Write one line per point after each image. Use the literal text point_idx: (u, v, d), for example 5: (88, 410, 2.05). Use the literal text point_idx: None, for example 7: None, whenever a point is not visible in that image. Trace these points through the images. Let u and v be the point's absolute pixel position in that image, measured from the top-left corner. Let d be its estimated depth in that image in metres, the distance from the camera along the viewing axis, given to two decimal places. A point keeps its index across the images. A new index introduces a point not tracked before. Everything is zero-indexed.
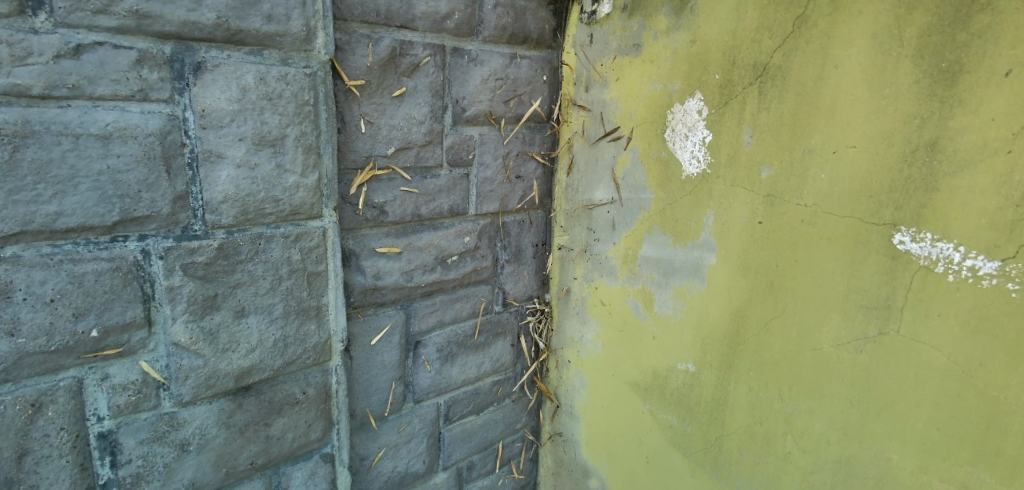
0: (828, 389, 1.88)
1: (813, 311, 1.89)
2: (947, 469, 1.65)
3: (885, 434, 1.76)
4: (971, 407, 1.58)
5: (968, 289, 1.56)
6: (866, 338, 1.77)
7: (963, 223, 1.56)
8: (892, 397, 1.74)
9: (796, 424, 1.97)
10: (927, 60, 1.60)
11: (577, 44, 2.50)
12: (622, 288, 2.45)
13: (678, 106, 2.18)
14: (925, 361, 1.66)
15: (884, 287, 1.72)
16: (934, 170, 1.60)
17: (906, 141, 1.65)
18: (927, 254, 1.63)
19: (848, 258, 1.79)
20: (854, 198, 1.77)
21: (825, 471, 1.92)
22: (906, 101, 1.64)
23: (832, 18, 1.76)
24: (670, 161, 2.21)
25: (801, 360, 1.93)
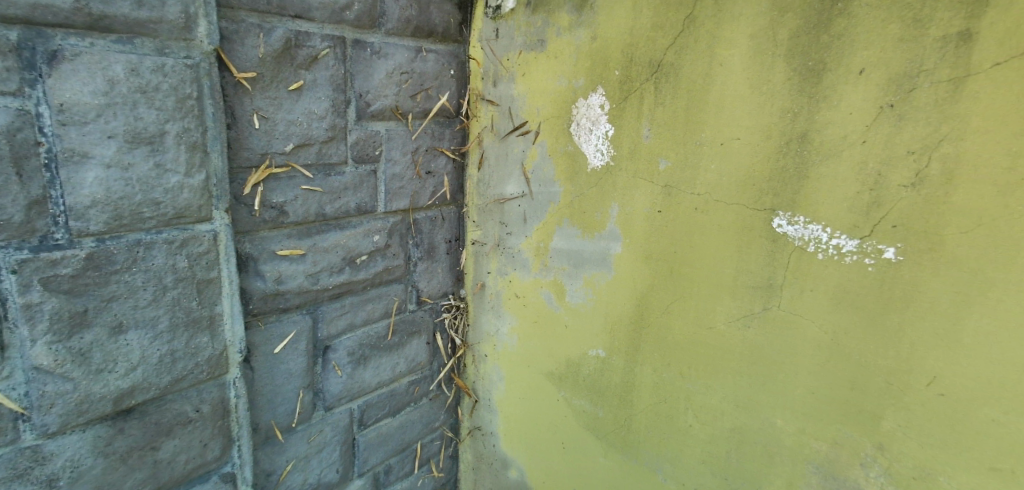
0: (722, 365, 2.03)
1: (708, 293, 2.03)
2: (822, 428, 1.86)
3: (771, 401, 1.95)
4: (841, 371, 1.80)
5: (834, 266, 1.78)
6: (753, 314, 1.95)
7: (828, 207, 1.76)
8: (775, 367, 1.92)
9: (696, 400, 2.10)
10: (796, 59, 1.78)
11: (484, 38, 2.47)
12: (534, 281, 2.47)
13: (582, 101, 2.23)
14: (803, 333, 1.86)
15: (767, 267, 1.90)
16: (806, 159, 1.79)
17: (781, 134, 1.83)
18: (801, 236, 1.83)
19: (736, 243, 1.95)
20: (742, 186, 1.92)
21: (719, 441, 2.08)
22: (780, 98, 1.82)
23: (717, 19, 1.89)
24: (577, 155, 2.27)
25: (699, 339, 2.07)
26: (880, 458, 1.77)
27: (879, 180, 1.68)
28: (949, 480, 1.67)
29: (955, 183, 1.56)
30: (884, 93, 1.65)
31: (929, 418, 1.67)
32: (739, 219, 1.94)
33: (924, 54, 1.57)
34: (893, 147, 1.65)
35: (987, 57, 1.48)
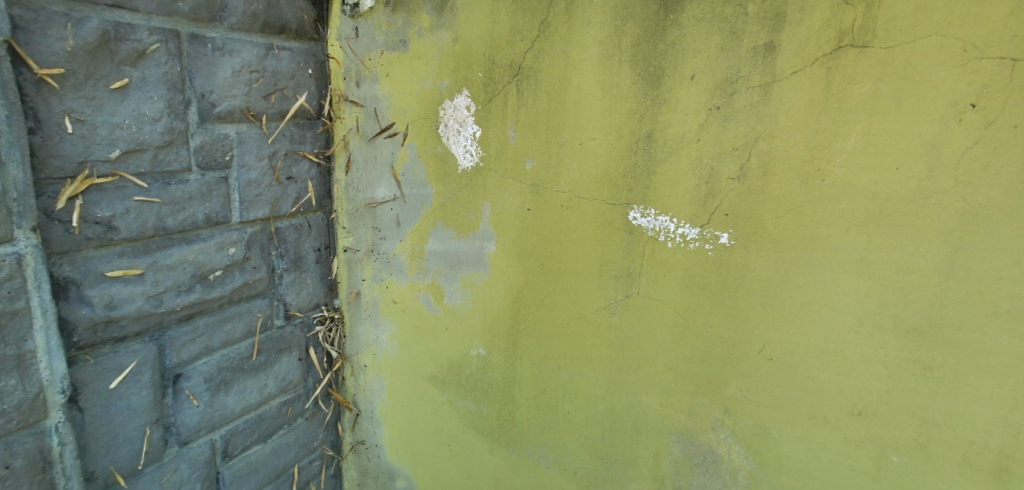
0: (593, 351, 2.16)
1: (576, 284, 2.15)
2: (680, 399, 2.05)
3: (636, 381, 2.11)
4: (692, 346, 2.01)
5: (681, 252, 1.99)
6: (617, 301, 2.10)
7: (674, 199, 1.97)
8: (638, 349, 2.09)
9: (572, 387, 2.21)
10: (639, 65, 1.94)
11: (342, 37, 2.36)
12: (411, 285, 2.43)
13: (448, 103, 2.23)
14: (659, 314, 2.05)
15: (625, 257, 2.06)
16: (653, 156, 1.98)
17: (631, 134, 2.00)
18: (654, 227, 2.01)
19: (599, 237, 2.09)
20: (601, 182, 2.06)
21: (595, 423, 2.20)
22: (628, 100, 1.98)
23: (568, 26, 2.00)
24: (446, 157, 2.27)
25: (572, 329, 2.18)
26: (727, 421, 1.99)
27: (712, 174, 1.91)
28: (780, 433, 1.92)
29: (771, 174, 1.82)
30: (711, 96, 1.87)
31: (762, 381, 1.92)
32: (599, 214, 2.08)
33: (739, 63, 1.81)
34: (722, 145, 1.88)
35: (787, 68, 1.75)
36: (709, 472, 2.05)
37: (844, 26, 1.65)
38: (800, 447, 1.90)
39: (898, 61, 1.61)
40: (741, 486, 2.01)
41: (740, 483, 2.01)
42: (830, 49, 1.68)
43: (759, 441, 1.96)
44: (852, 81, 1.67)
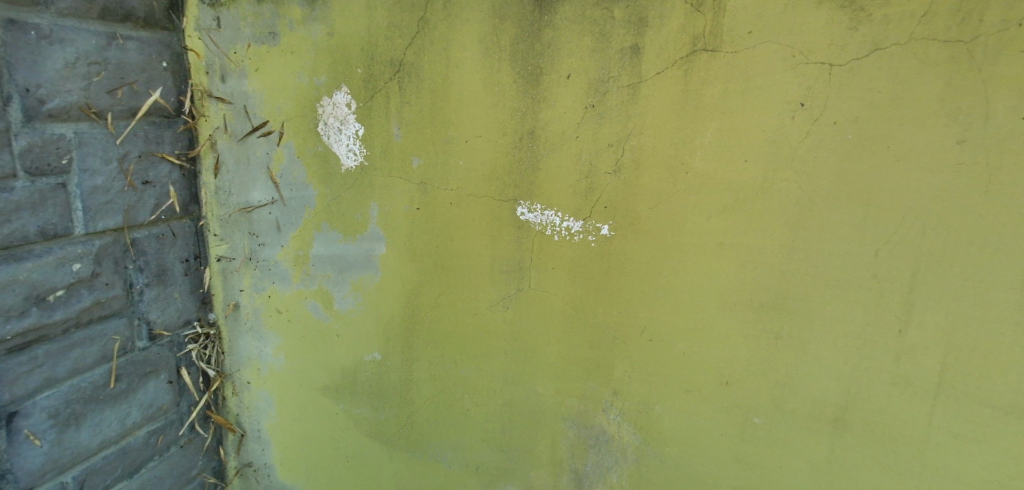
0: (489, 346, 2.19)
1: (469, 281, 2.17)
2: (573, 386, 2.14)
3: (531, 372, 2.17)
4: (582, 333, 2.11)
5: (567, 245, 2.07)
6: (510, 296, 2.14)
7: (558, 194, 2.05)
8: (532, 340, 2.15)
9: (469, 384, 2.23)
10: (518, 64, 1.99)
11: (202, 27, 2.13)
12: (297, 293, 2.30)
13: (326, 99, 2.13)
14: (549, 306, 2.12)
15: (515, 252, 2.11)
16: (537, 153, 2.04)
17: (514, 131, 2.05)
18: (540, 222, 2.08)
19: (489, 233, 2.12)
20: (487, 179, 2.09)
21: (494, 417, 2.24)
22: (510, 98, 2.03)
23: (447, 24, 2.00)
24: (328, 156, 2.17)
25: (467, 326, 2.20)
26: (616, 401, 2.11)
27: (591, 169, 2.01)
28: (662, 408, 2.07)
29: (642, 167, 1.95)
30: (587, 95, 1.96)
31: (645, 361, 2.06)
32: (488, 211, 2.10)
33: (609, 63, 1.92)
34: (598, 141, 1.99)
35: (651, 69, 1.88)
36: (602, 452, 2.16)
37: (696, 32, 1.81)
38: (680, 420, 2.05)
39: (742, 65, 1.79)
40: (631, 461, 2.14)
41: (630, 459, 2.14)
42: (686, 52, 1.83)
43: (644, 417, 2.10)
44: (706, 82, 1.83)
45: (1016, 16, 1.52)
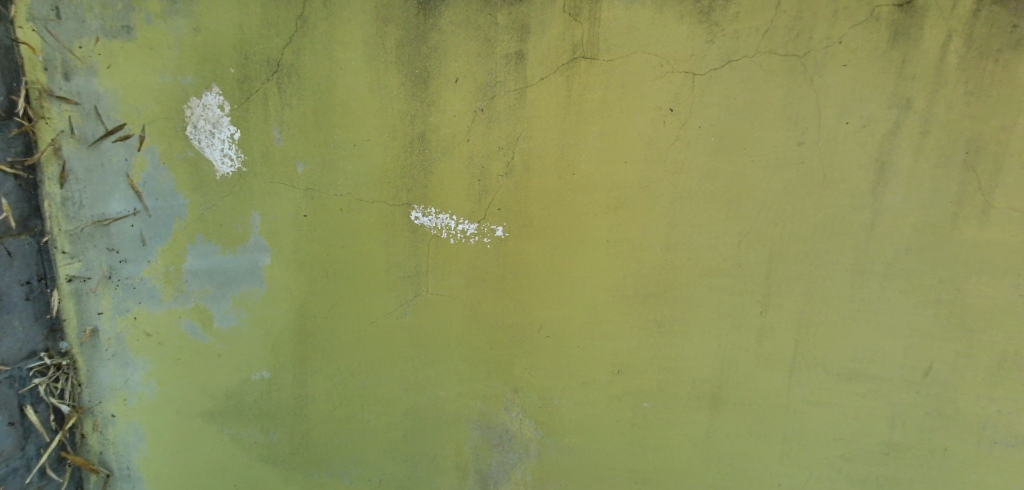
0: (389, 353, 2.16)
1: (365, 288, 2.12)
2: (475, 387, 2.17)
3: (433, 376, 2.17)
4: (482, 334, 2.14)
5: (463, 247, 2.09)
6: (408, 301, 2.13)
7: (452, 197, 2.06)
8: (433, 345, 2.16)
9: (369, 394, 2.18)
10: (405, 66, 1.97)
11: (36, 17, 1.90)
12: (169, 312, 2.10)
13: (195, 100, 1.97)
14: (448, 309, 2.14)
15: (411, 256, 2.11)
16: (428, 156, 2.04)
17: (404, 134, 2.03)
18: (435, 225, 2.09)
19: (382, 238, 2.09)
20: (380, 183, 2.06)
21: (397, 426, 2.20)
22: (398, 101, 2.00)
23: (329, 25, 1.94)
24: (200, 162, 2.01)
25: (365, 334, 2.15)
26: (517, 399, 2.16)
27: (483, 172, 2.04)
28: (561, 401, 2.14)
29: (532, 169, 2.01)
30: (475, 98, 1.99)
31: (542, 357, 2.12)
32: (381, 216, 2.08)
33: (496, 68, 1.95)
34: (489, 144, 2.02)
35: (535, 74, 1.94)
36: (505, 450, 2.20)
37: (575, 40, 1.90)
38: (578, 411, 2.14)
39: (618, 72, 1.90)
40: (534, 456, 2.20)
41: (532, 454, 2.20)
42: (567, 59, 1.92)
43: (544, 412, 2.16)
44: (587, 87, 1.93)
45: (839, 34, 1.71)
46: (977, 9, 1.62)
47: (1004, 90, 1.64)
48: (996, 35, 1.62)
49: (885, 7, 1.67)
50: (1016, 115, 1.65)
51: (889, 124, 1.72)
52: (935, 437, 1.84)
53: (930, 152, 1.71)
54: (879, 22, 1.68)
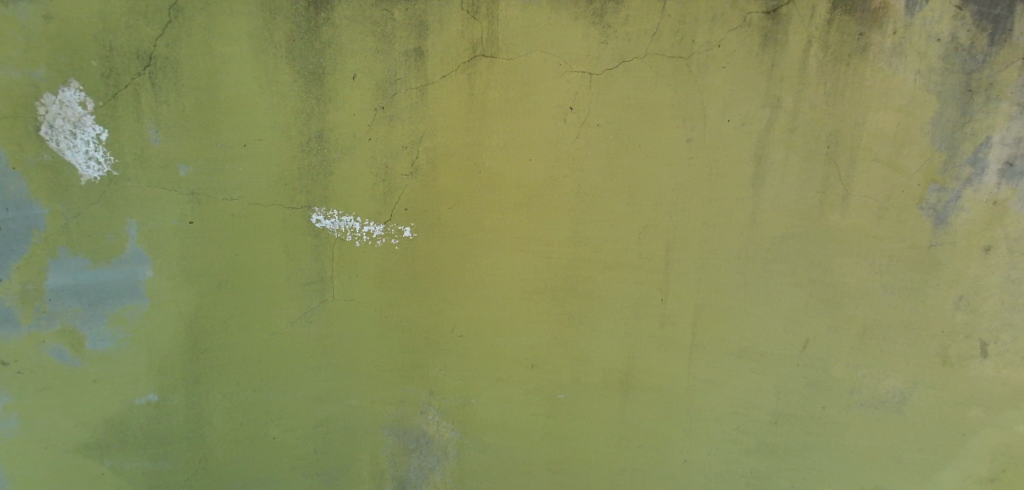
0: (295, 363, 2.07)
1: (265, 296, 2.01)
2: (389, 393, 2.12)
3: (344, 385, 2.10)
4: (395, 338, 2.09)
5: (370, 250, 2.04)
6: (312, 309, 2.05)
7: (355, 198, 2.00)
8: (342, 352, 2.08)
9: (274, 409, 2.08)
10: (297, 62, 1.88)
11: None
12: (30, 336, 1.86)
13: (50, 97, 1.77)
14: (357, 314, 2.07)
15: (315, 262, 2.02)
16: (327, 156, 1.97)
17: (300, 134, 1.94)
18: (339, 228, 2.01)
19: (282, 244, 1.99)
20: (275, 184, 1.95)
21: (308, 439, 2.11)
22: (292, 99, 1.91)
23: (210, 17, 1.82)
24: (59, 166, 1.80)
25: (266, 345, 2.04)
26: (433, 401, 2.14)
27: (387, 171, 1.99)
28: (477, 400, 2.14)
29: (437, 168, 1.99)
30: (375, 96, 1.93)
31: (456, 357, 2.11)
32: (279, 221, 1.97)
33: (395, 64, 1.91)
34: (392, 143, 1.98)
35: (436, 72, 1.92)
36: (423, 454, 2.18)
37: (474, 38, 1.89)
38: (495, 409, 2.14)
39: (519, 70, 1.91)
40: (453, 457, 2.19)
41: (451, 455, 2.19)
42: (467, 57, 1.90)
43: (461, 412, 2.15)
44: (489, 85, 1.93)
45: (717, 37, 1.81)
46: (830, 20, 1.74)
47: (857, 93, 1.77)
48: (848, 43, 1.74)
49: (755, 14, 1.78)
50: (867, 114, 1.78)
51: (764, 122, 1.84)
52: (815, 405, 1.98)
53: (800, 147, 1.84)
54: (751, 28, 1.79)
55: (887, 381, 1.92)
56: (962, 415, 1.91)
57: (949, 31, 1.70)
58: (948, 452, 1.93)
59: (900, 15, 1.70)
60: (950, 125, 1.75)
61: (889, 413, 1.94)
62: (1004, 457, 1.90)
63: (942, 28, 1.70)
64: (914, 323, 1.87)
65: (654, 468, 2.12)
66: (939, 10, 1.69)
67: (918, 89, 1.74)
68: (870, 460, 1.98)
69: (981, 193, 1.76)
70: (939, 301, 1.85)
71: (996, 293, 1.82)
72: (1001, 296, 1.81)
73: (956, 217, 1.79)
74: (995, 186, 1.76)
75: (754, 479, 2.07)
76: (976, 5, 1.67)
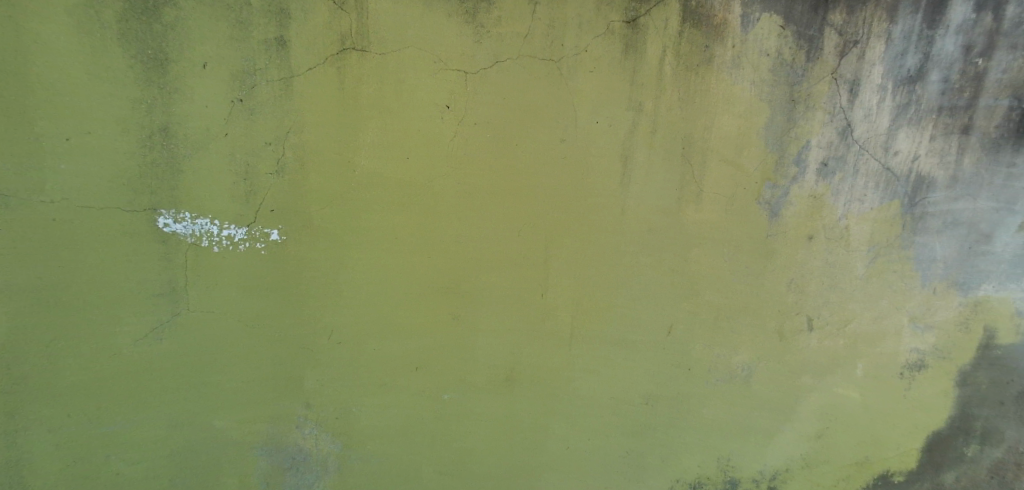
0: (143, 381, 1.92)
1: (102, 315, 1.85)
2: (257, 411, 2.01)
3: (202, 406, 1.97)
4: (263, 350, 1.98)
5: (231, 256, 1.90)
6: (162, 324, 1.90)
7: (211, 200, 1.85)
8: (199, 368, 1.95)
9: (114, 443, 1.93)
10: (132, 46, 1.70)
11: None
12: None
13: None
14: (216, 326, 1.94)
15: (163, 271, 1.87)
16: (175, 153, 1.80)
17: (139, 127, 1.76)
18: (192, 232, 1.86)
19: (121, 253, 1.82)
20: (109, 188, 1.77)
21: (159, 464, 1.98)
22: (127, 87, 1.73)
23: (11, 5, 1.62)
24: None
25: (102, 364, 1.88)
26: (310, 414, 2.05)
27: (249, 169, 1.85)
28: (359, 409, 2.07)
29: (307, 167, 1.88)
30: (230, 88, 1.79)
31: (334, 365, 2.02)
32: (114, 230, 1.81)
33: (254, 54, 1.77)
34: (254, 139, 1.84)
35: (301, 64, 1.80)
36: (299, 473, 2.09)
37: (343, 29, 1.80)
38: (377, 416, 2.08)
39: (392, 66, 1.84)
40: (333, 472, 2.11)
41: (331, 469, 2.11)
42: (336, 50, 1.81)
43: (341, 423, 2.07)
44: (360, 81, 1.84)
45: (585, 43, 1.88)
46: (681, 31, 1.89)
47: (704, 99, 1.95)
48: (696, 53, 1.91)
49: (617, 23, 1.87)
50: (713, 119, 1.97)
51: (627, 124, 1.96)
52: (679, 385, 2.16)
53: (659, 148, 1.98)
54: (614, 36, 1.88)
55: (736, 357, 2.16)
56: (796, 382, 2.19)
57: (776, 48, 1.93)
58: (785, 416, 2.21)
59: (737, 31, 1.90)
60: (779, 130, 1.99)
61: (738, 386, 2.18)
62: (827, 416, 2.22)
63: (770, 45, 1.92)
64: (756, 304, 2.12)
65: (540, 459, 2.18)
66: (767, 28, 1.91)
67: (753, 98, 1.96)
68: (725, 429, 2.21)
69: (803, 189, 2.04)
70: (775, 284, 2.11)
71: (817, 275, 2.11)
72: (821, 278, 2.11)
73: (785, 210, 2.05)
74: (814, 183, 2.04)
75: (630, 459, 2.21)
76: (795, 26, 1.91)
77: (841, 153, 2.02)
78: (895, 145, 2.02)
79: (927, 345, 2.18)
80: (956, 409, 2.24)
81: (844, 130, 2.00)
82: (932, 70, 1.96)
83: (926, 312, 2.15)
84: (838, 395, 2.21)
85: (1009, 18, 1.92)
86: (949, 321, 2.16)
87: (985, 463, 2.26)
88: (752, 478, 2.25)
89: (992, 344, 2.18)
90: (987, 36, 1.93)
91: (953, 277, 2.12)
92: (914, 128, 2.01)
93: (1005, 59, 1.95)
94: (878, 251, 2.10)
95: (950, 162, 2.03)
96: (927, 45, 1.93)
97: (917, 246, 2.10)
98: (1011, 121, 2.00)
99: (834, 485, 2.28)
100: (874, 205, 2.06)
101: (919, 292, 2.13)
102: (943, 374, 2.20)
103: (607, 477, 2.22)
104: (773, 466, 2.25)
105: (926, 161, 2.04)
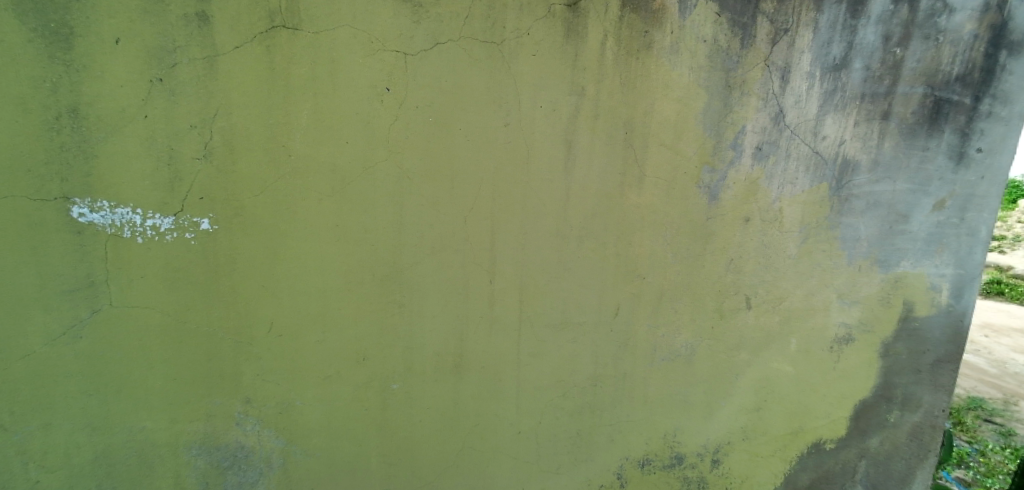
0: (59, 376, 1.84)
1: (11, 312, 1.77)
2: (191, 409, 1.94)
3: (131, 406, 1.90)
4: (195, 345, 1.89)
5: (155, 246, 1.80)
6: (81, 321, 1.82)
7: (131, 187, 1.76)
8: (122, 365, 1.87)
9: (32, 449, 1.87)
10: (32, 18, 1.61)
11: None
12: None
13: None
14: (143, 321, 1.85)
15: (79, 265, 1.78)
16: (86, 137, 1.71)
17: (44, 108, 1.67)
18: (111, 222, 1.76)
19: (29, 246, 1.74)
20: (10, 175, 1.68)
21: (82, 462, 1.92)
22: (27, 64, 1.63)
23: None
24: None
25: (13, 362, 1.80)
26: (250, 410, 1.98)
27: (172, 154, 1.76)
28: (303, 402, 2.01)
29: (236, 151, 1.79)
30: (147, 67, 1.70)
31: (272, 358, 1.95)
32: (20, 223, 1.71)
33: (172, 30, 1.68)
34: (176, 122, 1.74)
35: (226, 42, 1.71)
36: (240, 470, 2.02)
37: (271, 6, 1.71)
38: (320, 408, 2.02)
39: (325, 45, 1.77)
40: (277, 467, 2.05)
41: (275, 466, 2.04)
42: (264, 27, 1.72)
43: (284, 417, 2.01)
44: (292, 61, 1.76)
45: (525, 26, 1.86)
46: (621, 16, 1.90)
47: (644, 84, 1.98)
48: (636, 38, 1.93)
49: (558, 6, 1.86)
50: (653, 104, 2.00)
51: (570, 108, 1.96)
52: (624, 366, 2.21)
53: (601, 132, 2.00)
54: (555, 19, 1.87)
55: (679, 337, 2.22)
56: (734, 359, 2.28)
57: (712, 34, 1.97)
58: (724, 391, 2.30)
59: (674, 16, 1.93)
60: (716, 115, 2.05)
61: (681, 365, 2.25)
62: (764, 389, 2.33)
63: (706, 31, 1.97)
64: (697, 285, 2.19)
65: (490, 444, 2.18)
66: (703, 14, 1.95)
67: (691, 83, 2.00)
68: (669, 406, 2.28)
69: (739, 172, 2.11)
70: (714, 265, 2.18)
71: (754, 256, 2.20)
72: (757, 258, 2.20)
73: (723, 193, 2.12)
74: (749, 166, 2.11)
75: (578, 439, 2.25)
76: (729, 13, 1.96)
77: (775, 138, 2.10)
78: (823, 130, 2.11)
79: (853, 319, 2.31)
80: (879, 379, 2.39)
81: (776, 116, 2.08)
82: (856, 58, 2.06)
83: (851, 288, 2.28)
84: (773, 370, 2.32)
85: (923, 9, 2.03)
86: (872, 296, 2.29)
87: (905, 426, 2.43)
88: (695, 452, 2.34)
89: (910, 316, 2.33)
90: (904, 26, 2.04)
91: (875, 255, 2.25)
92: (839, 113, 2.11)
93: (919, 48, 2.07)
94: (808, 231, 2.20)
95: (872, 146, 2.15)
96: (850, 34, 2.03)
97: (843, 226, 2.21)
98: (925, 107, 2.13)
99: (771, 455, 2.40)
100: (805, 188, 2.16)
101: (845, 270, 2.26)
102: (867, 346, 2.35)
103: (557, 458, 2.25)
104: (715, 439, 2.34)
105: (851, 146, 2.14)
